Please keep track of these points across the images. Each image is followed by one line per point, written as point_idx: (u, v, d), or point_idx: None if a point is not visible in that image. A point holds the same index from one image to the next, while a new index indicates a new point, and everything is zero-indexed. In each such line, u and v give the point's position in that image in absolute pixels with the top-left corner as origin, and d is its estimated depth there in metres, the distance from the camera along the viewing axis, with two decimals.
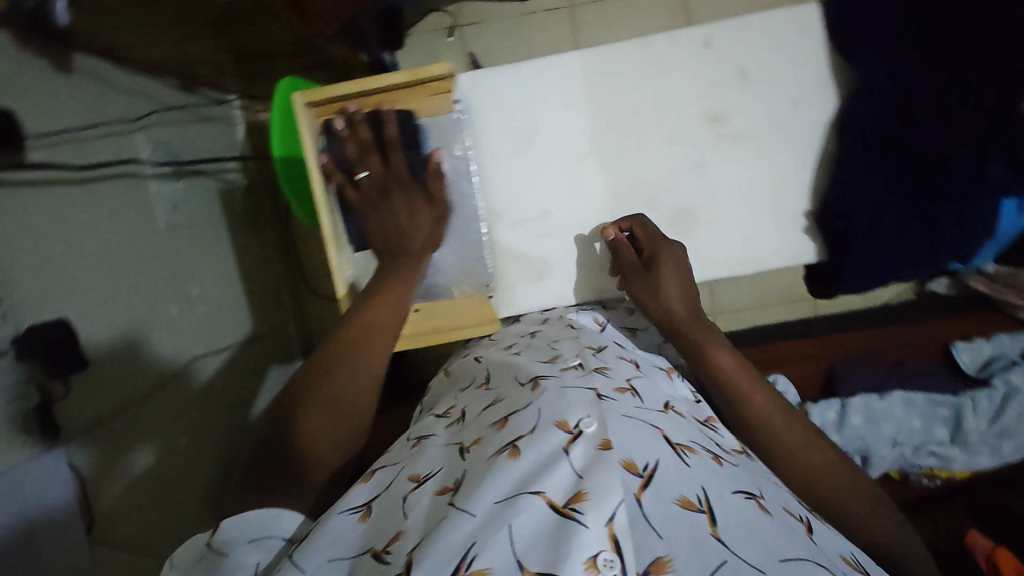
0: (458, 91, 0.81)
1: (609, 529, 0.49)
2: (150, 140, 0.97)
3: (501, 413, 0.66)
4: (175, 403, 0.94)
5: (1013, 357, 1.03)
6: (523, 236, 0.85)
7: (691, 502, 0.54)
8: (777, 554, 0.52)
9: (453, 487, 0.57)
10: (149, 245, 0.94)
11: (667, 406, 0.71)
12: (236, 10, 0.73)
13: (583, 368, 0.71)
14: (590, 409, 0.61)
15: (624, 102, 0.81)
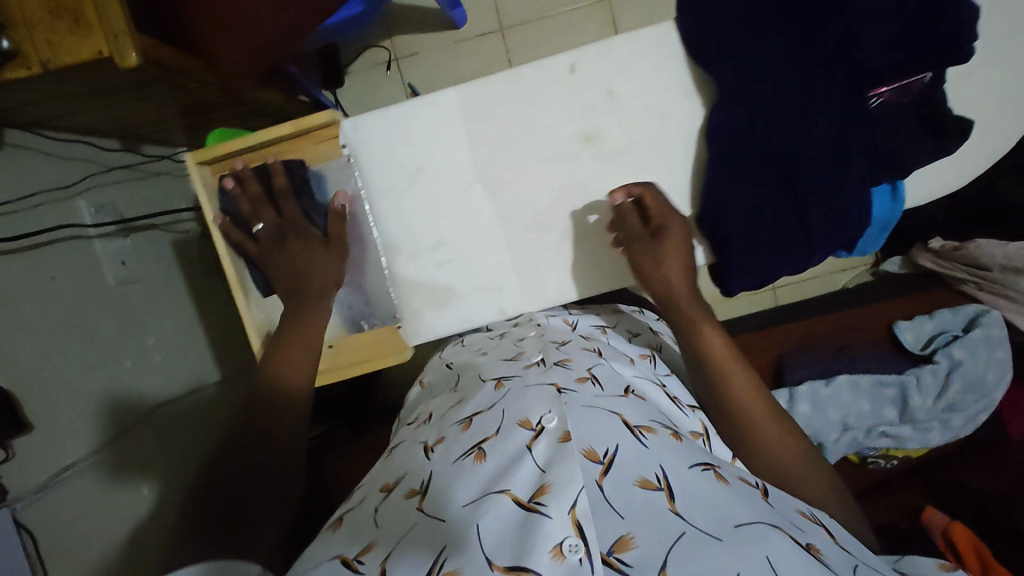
0: (345, 137, 0.83)
1: (573, 516, 0.53)
2: (93, 202, 1.00)
3: (472, 414, 0.73)
4: (131, 455, 0.97)
5: (955, 332, 1.05)
6: (421, 267, 0.84)
7: (649, 480, 0.59)
8: (733, 521, 0.56)
9: (420, 491, 0.65)
10: (98, 305, 0.97)
11: (627, 389, 0.76)
12: (144, 75, 0.77)
13: (545, 363, 0.78)
14: (551, 404, 0.67)
15: (501, 132, 0.81)
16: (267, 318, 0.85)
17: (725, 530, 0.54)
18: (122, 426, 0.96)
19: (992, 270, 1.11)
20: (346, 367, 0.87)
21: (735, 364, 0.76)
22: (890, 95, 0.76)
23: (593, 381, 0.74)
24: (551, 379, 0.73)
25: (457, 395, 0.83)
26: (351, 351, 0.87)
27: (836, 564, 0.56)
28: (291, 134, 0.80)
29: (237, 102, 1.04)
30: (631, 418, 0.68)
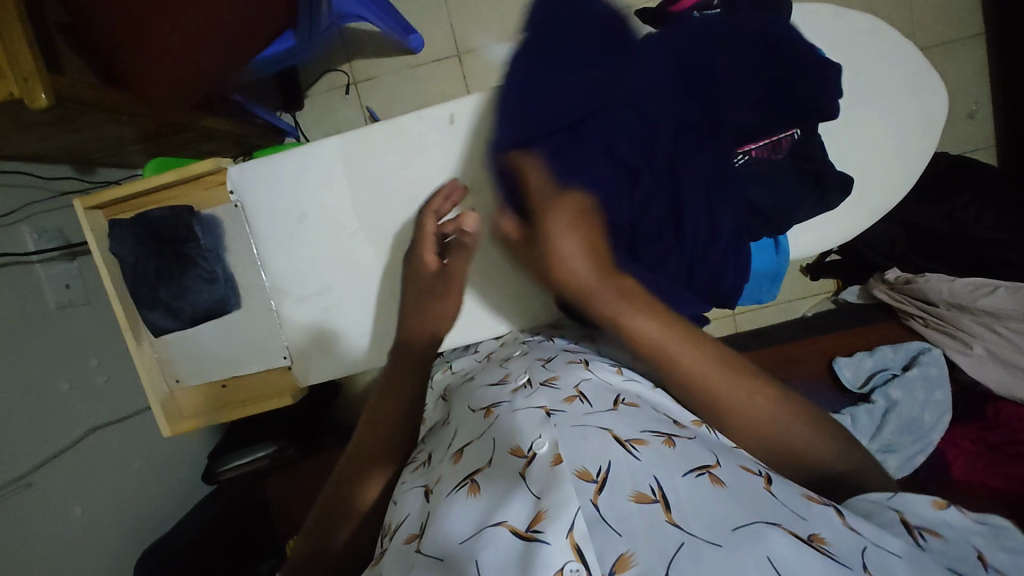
0: (231, 184, 0.77)
1: (571, 539, 0.43)
2: (37, 228, 1.02)
3: (461, 444, 0.59)
4: (66, 478, 0.98)
5: (894, 369, 1.05)
6: (308, 312, 0.79)
7: (644, 494, 0.45)
8: (730, 521, 0.43)
9: (419, 534, 0.52)
10: (38, 328, 0.98)
11: (620, 398, 0.58)
12: (62, 111, 0.78)
13: (530, 383, 0.62)
14: (539, 426, 0.53)
15: (387, 179, 0.78)
16: (162, 356, 0.81)
17: (723, 534, 0.42)
18: (56, 449, 0.97)
19: (939, 305, 1.10)
20: (244, 406, 0.82)
21: (681, 334, 0.57)
22: (760, 151, 0.76)
23: (583, 396, 0.58)
24: (537, 402, 0.57)
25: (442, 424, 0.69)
26: (248, 388, 0.82)
27: (846, 552, 0.42)
28: (175, 182, 0.76)
29: (177, 132, 1.05)
30: (619, 426, 0.53)
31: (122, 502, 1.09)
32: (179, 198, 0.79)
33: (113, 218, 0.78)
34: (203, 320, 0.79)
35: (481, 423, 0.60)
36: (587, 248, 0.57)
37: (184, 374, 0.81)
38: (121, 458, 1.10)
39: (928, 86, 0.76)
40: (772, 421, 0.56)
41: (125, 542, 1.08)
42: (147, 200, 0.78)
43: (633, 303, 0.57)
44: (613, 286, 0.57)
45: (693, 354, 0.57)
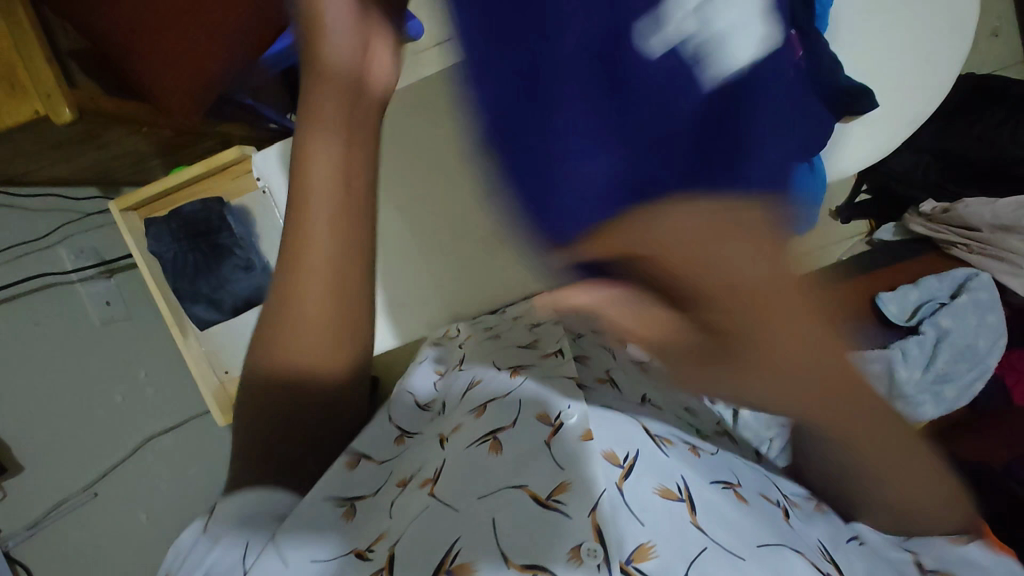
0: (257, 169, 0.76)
1: (593, 519, 0.42)
2: (74, 248, 1.04)
3: (480, 398, 0.58)
4: (130, 485, 1.01)
5: (942, 299, 1.02)
6: None
7: (672, 491, 0.46)
8: (753, 538, 0.45)
9: (433, 478, 0.50)
10: (86, 342, 1.01)
11: (645, 396, 0.61)
12: (87, 125, 0.80)
13: (560, 353, 0.62)
14: (569, 395, 0.53)
15: None
16: (209, 348, 0.79)
17: (748, 550, 0.44)
18: (114, 459, 1.00)
19: (983, 231, 1.08)
20: None
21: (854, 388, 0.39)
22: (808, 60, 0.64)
23: (610, 380, 0.59)
24: (568, 372, 0.57)
25: (455, 371, 0.68)
26: None
27: None
28: (202, 176, 0.76)
29: (195, 140, 1.07)
30: (649, 422, 0.54)
31: None
32: (207, 190, 0.79)
33: (148, 217, 0.79)
34: (246, 307, 0.78)
35: (506, 381, 0.59)
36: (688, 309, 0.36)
37: (232, 363, 0.80)
38: None
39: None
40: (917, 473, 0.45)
41: None
42: (179, 195, 0.79)
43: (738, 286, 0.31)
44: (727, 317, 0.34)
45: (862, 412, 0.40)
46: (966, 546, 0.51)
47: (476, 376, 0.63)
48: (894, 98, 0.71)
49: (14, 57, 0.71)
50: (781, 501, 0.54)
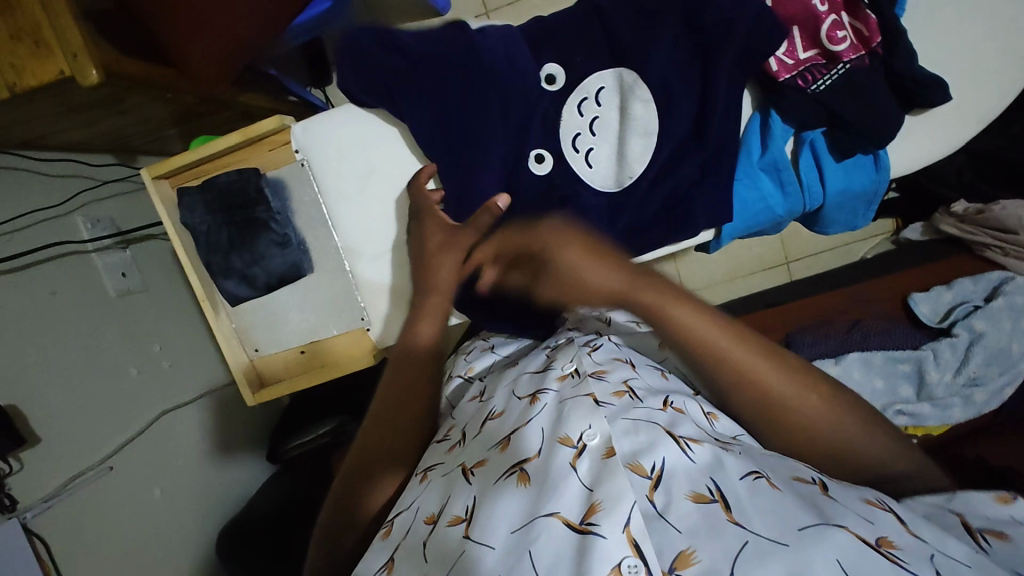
0: (296, 145, 0.72)
1: (628, 535, 0.42)
2: (90, 217, 1.02)
3: (500, 430, 0.56)
4: (145, 458, 1.00)
5: (976, 301, 1.00)
6: (381, 270, 0.73)
7: (703, 494, 0.44)
8: (794, 522, 0.41)
9: (466, 516, 0.49)
10: (101, 314, 0.99)
11: (668, 397, 0.56)
12: (113, 89, 0.77)
13: (577, 372, 0.58)
14: (589, 413, 0.51)
15: (360, 158, 0.71)
16: (240, 326, 0.77)
17: (791, 533, 0.40)
18: (130, 434, 0.99)
19: (1020, 233, 1.04)
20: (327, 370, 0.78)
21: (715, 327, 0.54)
22: (861, 60, 0.63)
23: (633, 394, 0.55)
24: (585, 389, 0.55)
25: (473, 401, 0.66)
26: (333, 351, 0.77)
27: (917, 556, 0.39)
28: (240, 145, 0.72)
29: (217, 109, 1.04)
30: (673, 424, 0.51)
31: (196, 481, 1.10)
32: (241, 162, 0.74)
33: (180, 187, 0.75)
34: (279, 284, 0.75)
35: (525, 410, 0.56)
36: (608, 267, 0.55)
37: (262, 342, 0.78)
38: (191, 438, 1.12)
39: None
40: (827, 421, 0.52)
41: (206, 518, 1.11)
42: (213, 165, 0.74)
43: (688, 309, 0.54)
44: (682, 310, 0.54)
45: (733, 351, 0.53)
46: (1014, 503, 0.47)
47: (497, 408, 0.60)
48: (965, 94, 0.67)
49: (39, 12, 0.67)
50: (817, 474, 0.48)
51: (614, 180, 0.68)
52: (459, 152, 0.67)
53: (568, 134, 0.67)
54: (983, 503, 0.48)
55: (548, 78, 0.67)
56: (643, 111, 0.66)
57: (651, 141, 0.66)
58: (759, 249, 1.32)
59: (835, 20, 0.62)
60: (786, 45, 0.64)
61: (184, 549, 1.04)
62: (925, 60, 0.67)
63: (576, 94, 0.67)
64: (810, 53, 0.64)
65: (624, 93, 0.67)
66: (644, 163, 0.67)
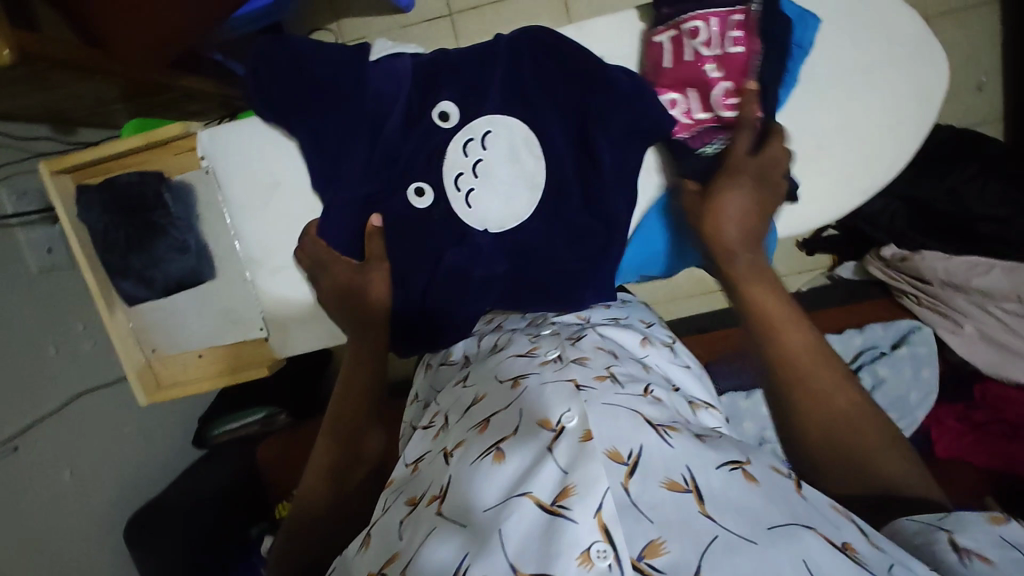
0: (202, 150, 0.71)
1: (599, 520, 0.40)
2: (15, 190, 0.99)
3: (481, 413, 0.54)
4: (56, 440, 0.99)
5: (882, 347, 1.05)
6: (283, 281, 0.74)
7: (677, 481, 0.42)
8: (765, 519, 0.41)
9: (441, 496, 0.48)
10: (17, 291, 0.97)
11: (649, 388, 0.55)
12: (29, 70, 0.75)
13: (561, 358, 0.57)
14: (569, 397, 0.49)
15: (266, 170, 0.71)
16: (138, 325, 0.77)
17: (761, 532, 0.40)
18: (41, 414, 0.97)
19: (933, 284, 1.09)
20: (220, 376, 0.79)
21: (790, 318, 0.59)
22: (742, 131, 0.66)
23: (614, 378, 0.54)
24: (567, 373, 0.53)
25: (457, 385, 0.62)
26: (229, 356, 0.78)
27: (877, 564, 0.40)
28: (144, 147, 0.71)
29: (157, 91, 1.01)
30: (651, 412, 0.50)
31: (113, 462, 1.10)
32: (145, 164, 0.72)
33: (81, 183, 0.72)
34: (178, 290, 0.74)
35: (506, 393, 0.54)
36: (745, 228, 0.63)
37: (160, 343, 0.78)
38: (110, 420, 1.10)
39: (929, 56, 0.70)
40: (852, 419, 0.55)
41: (120, 501, 1.10)
42: (116, 163, 0.72)
43: (763, 284, 0.61)
44: (764, 290, 0.61)
45: (797, 343, 0.58)
46: (1007, 525, 0.44)
47: (480, 393, 0.57)
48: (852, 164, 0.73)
49: None
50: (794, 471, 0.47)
51: (493, 224, 0.64)
52: (369, 177, 0.64)
53: (449, 173, 0.63)
54: (976, 525, 0.45)
55: (440, 115, 0.63)
56: (532, 165, 0.64)
57: (536, 194, 0.64)
58: (699, 274, 1.35)
59: (725, 87, 0.66)
60: (683, 107, 0.68)
61: (93, 531, 1.03)
62: (796, 146, 0.72)
63: (462, 135, 0.63)
64: (705, 115, 0.68)
65: (509, 140, 0.64)
66: (525, 215, 0.64)
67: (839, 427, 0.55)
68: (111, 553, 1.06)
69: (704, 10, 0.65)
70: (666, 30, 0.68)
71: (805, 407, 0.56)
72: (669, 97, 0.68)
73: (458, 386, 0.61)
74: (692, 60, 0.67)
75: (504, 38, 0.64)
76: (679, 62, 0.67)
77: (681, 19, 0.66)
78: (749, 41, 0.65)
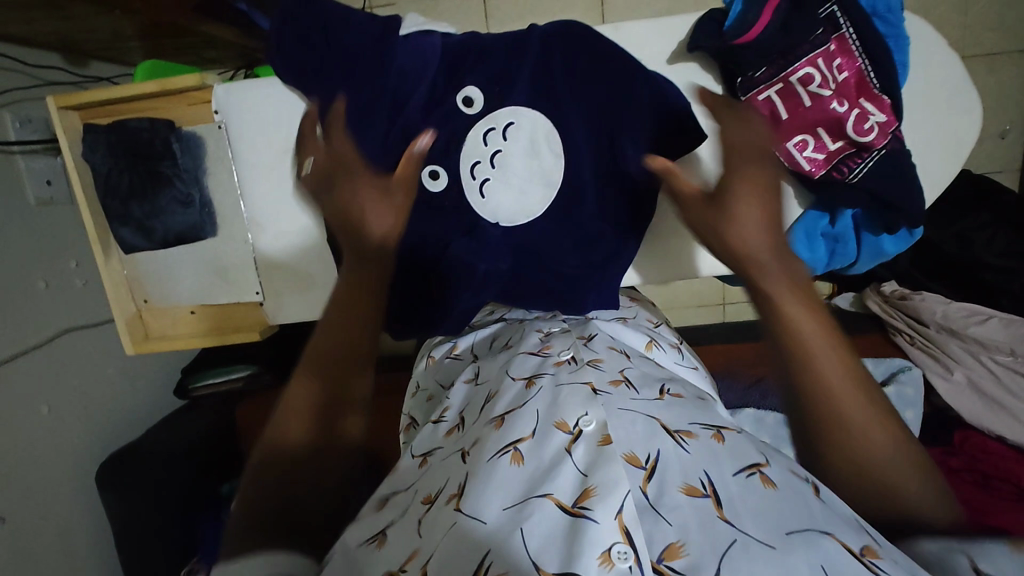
0: (217, 105, 0.70)
1: (621, 521, 0.41)
2: (19, 115, 0.97)
3: (496, 411, 0.55)
4: (37, 373, 0.98)
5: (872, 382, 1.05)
6: (285, 248, 0.73)
7: (695, 486, 0.43)
8: (783, 523, 0.40)
9: (459, 492, 0.47)
10: (13, 219, 0.95)
11: (665, 389, 0.56)
12: None
13: (575, 359, 0.58)
14: (585, 402, 0.51)
15: (280, 133, 0.70)
16: (132, 273, 0.76)
17: (779, 537, 0.39)
18: (26, 346, 0.96)
19: (930, 326, 1.09)
20: (211, 335, 0.78)
21: (824, 335, 0.47)
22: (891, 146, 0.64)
23: (629, 382, 0.55)
24: (583, 376, 0.55)
25: (469, 385, 0.64)
26: (223, 316, 0.78)
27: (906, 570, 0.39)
28: (158, 94, 0.68)
29: (174, 34, 0.98)
30: (667, 416, 0.51)
31: (90, 403, 1.09)
32: (156, 111, 0.71)
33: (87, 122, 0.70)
34: (176, 243, 0.73)
35: (522, 393, 0.55)
36: (767, 222, 0.49)
37: (153, 294, 0.77)
38: (92, 360, 1.09)
39: (962, 103, 0.68)
40: (890, 458, 0.45)
41: (93, 442, 1.09)
42: (124, 108, 0.70)
43: (801, 301, 0.48)
44: (782, 289, 0.48)
45: (825, 374, 0.47)
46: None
47: (493, 390, 0.59)
48: None
49: None
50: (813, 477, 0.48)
51: (504, 217, 0.64)
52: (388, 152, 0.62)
53: (467, 161, 0.63)
54: (997, 552, 0.39)
55: (466, 99, 0.62)
56: (550, 162, 0.64)
57: (551, 192, 0.64)
58: (698, 286, 1.35)
59: (857, 114, 0.64)
60: (813, 143, 0.66)
61: (64, 468, 1.03)
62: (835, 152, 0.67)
63: (483, 123, 0.63)
64: (840, 143, 0.65)
65: (532, 131, 0.63)
66: (537, 212, 0.64)
67: (884, 469, 0.45)
68: (80, 494, 1.06)
69: (807, 54, 0.64)
70: (772, 84, 0.65)
71: (842, 434, 0.46)
72: (799, 141, 0.66)
73: (472, 386, 0.63)
74: (811, 102, 0.65)
75: (540, 28, 0.62)
76: (798, 108, 0.65)
77: (784, 71, 0.64)
78: (850, 64, 0.64)
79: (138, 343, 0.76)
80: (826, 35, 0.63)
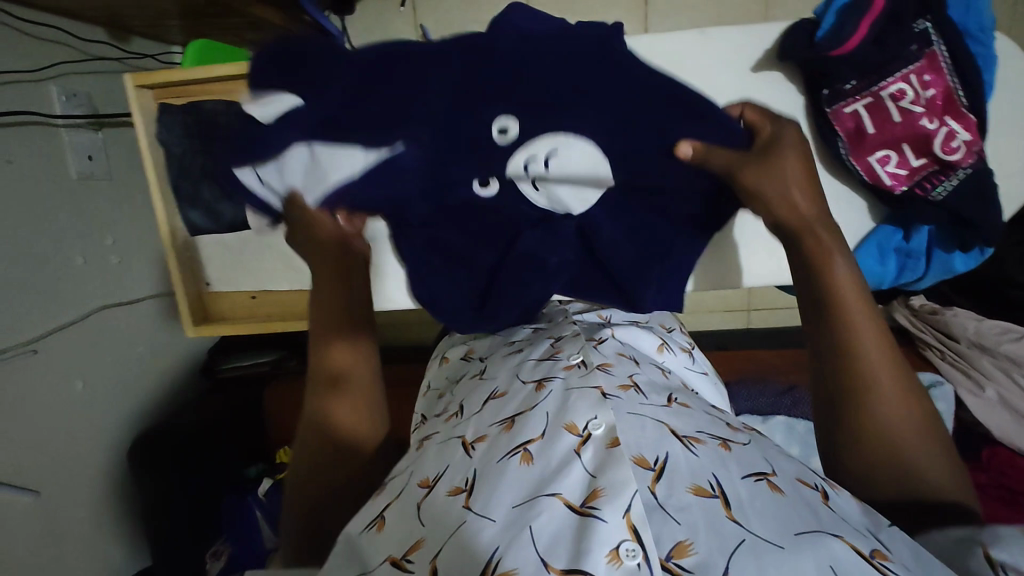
0: None
1: (628, 521, 0.39)
2: (65, 90, 0.96)
3: (505, 412, 0.53)
4: (75, 348, 0.98)
5: None
6: None
7: (704, 488, 0.42)
8: (792, 526, 0.40)
9: (466, 488, 0.46)
10: (56, 193, 0.95)
11: (672, 396, 0.56)
12: None
13: (585, 363, 0.56)
14: (595, 404, 0.49)
15: None
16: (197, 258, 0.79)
17: (787, 538, 0.39)
18: (65, 320, 0.96)
19: (961, 342, 1.10)
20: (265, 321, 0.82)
21: (863, 301, 0.53)
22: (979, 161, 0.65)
23: (638, 388, 0.54)
24: (593, 380, 0.53)
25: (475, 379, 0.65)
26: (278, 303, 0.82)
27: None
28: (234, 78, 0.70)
29: (224, 14, 0.98)
30: (676, 422, 0.50)
31: (122, 380, 1.09)
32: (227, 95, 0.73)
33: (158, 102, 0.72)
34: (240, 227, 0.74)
35: (532, 395, 0.54)
36: (811, 192, 0.55)
37: (216, 279, 0.80)
38: (125, 337, 1.09)
39: None
40: (903, 420, 0.52)
41: (125, 419, 1.09)
42: (195, 91, 0.72)
43: (846, 261, 0.54)
44: (845, 269, 0.53)
45: (867, 324, 0.53)
46: None
47: (499, 388, 0.58)
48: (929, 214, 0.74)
49: None
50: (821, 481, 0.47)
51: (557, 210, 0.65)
52: None
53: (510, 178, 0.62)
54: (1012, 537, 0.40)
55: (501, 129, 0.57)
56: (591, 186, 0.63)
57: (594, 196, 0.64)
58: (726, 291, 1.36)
59: (946, 132, 0.64)
60: (897, 160, 0.67)
61: (97, 444, 1.03)
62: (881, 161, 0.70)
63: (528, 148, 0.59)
64: (924, 160, 0.66)
65: (578, 160, 0.60)
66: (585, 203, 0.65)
67: (896, 421, 0.52)
68: (112, 470, 1.06)
69: (901, 70, 0.64)
70: (860, 99, 0.65)
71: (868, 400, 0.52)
72: (882, 156, 0.67)
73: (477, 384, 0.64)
74: (899, 118, 0.65)
75: None
76: (885, 124, 0.65)
77: (875, 86, 0.65)
78: (940, 81, 0.64)
79: (197, 323, 0.81)
80: (919, 51, 0.63)
